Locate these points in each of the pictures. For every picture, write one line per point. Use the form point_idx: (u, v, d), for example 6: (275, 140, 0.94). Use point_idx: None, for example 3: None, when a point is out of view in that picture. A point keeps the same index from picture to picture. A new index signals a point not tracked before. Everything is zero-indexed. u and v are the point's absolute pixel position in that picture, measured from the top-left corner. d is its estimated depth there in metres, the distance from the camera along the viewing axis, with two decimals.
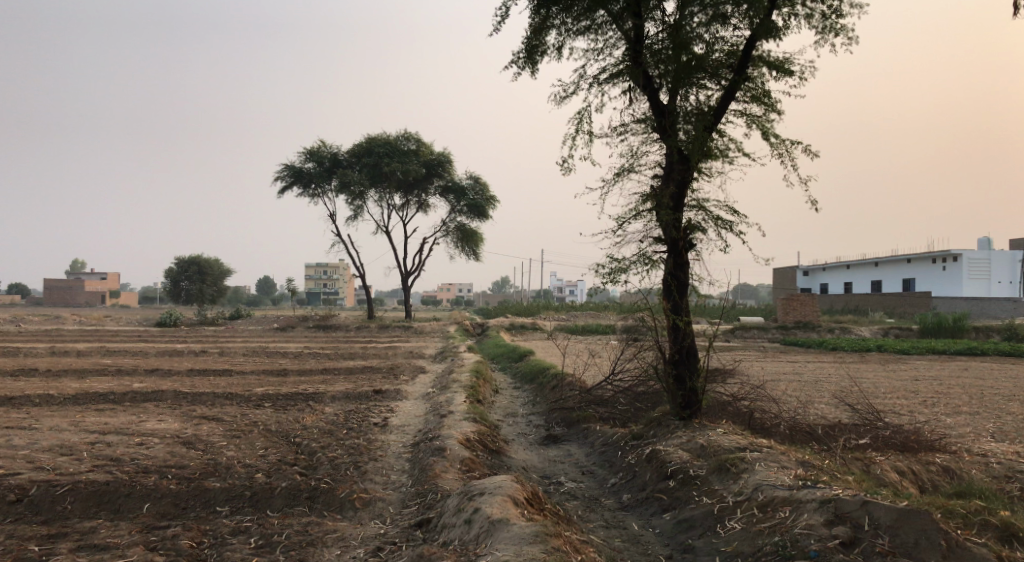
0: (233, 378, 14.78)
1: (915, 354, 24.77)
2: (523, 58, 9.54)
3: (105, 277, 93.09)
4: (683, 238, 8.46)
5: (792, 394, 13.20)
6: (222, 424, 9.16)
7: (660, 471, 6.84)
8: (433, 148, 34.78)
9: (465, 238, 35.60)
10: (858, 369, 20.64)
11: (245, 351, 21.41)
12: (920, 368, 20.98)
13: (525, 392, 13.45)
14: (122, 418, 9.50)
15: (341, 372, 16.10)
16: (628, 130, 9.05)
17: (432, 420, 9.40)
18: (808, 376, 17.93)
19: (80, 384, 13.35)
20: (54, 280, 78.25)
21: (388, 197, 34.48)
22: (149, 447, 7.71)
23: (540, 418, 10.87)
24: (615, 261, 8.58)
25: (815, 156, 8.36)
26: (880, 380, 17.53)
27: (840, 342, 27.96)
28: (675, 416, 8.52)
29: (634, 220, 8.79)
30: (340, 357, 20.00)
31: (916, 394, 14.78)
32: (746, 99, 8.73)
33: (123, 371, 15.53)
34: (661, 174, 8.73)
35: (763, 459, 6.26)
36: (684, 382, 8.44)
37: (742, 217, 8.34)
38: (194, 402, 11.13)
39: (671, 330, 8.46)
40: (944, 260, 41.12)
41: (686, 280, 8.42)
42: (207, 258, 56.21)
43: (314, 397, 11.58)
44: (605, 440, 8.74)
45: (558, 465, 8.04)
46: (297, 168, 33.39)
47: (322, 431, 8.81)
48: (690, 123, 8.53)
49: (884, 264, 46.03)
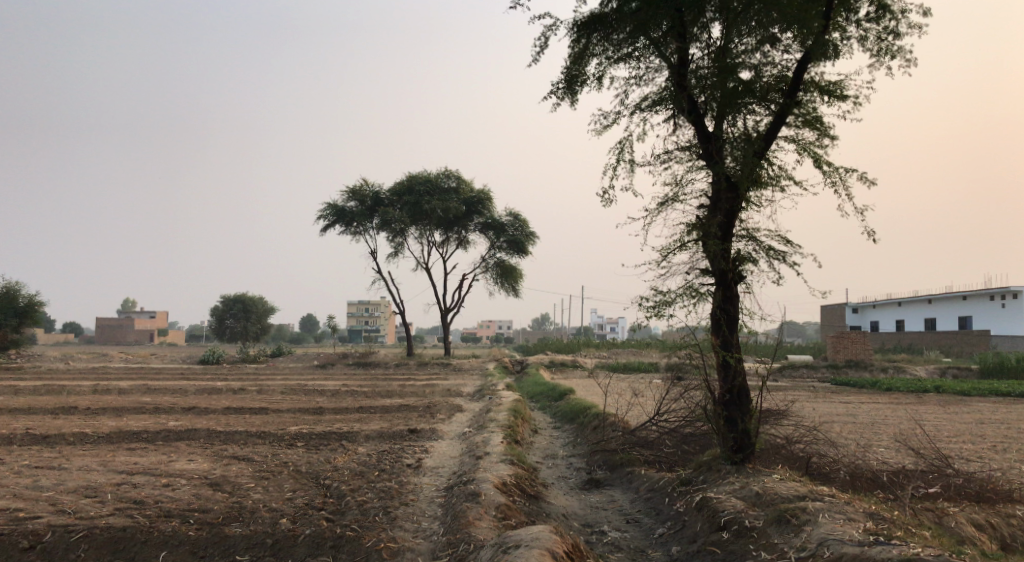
0: (268, 416, 14.62)
1: (977, 396, 23.45)
2: (562, 88, 9.35)
3: (154, 316, 95.54)
4: (732, 270, 8.03)
5: (849, 437, 12.44)
6: (251, 465, 8.90)
7: (712, 521, 6.26)
8: (472, 185, 34.86)
9: (505, 275, 35.41)
10: (917, 411, 19.56)
11: (282, 389, 21.36)
12: (986, 410, 19.77)
13: (564, 432, 12.96)
14: (152, 458, 9.33)
15: (377, 410, 15.86)
16: (672, 158, 8.77)
17: (467, 462, 8.99)
18: (864, 417, 17.00)
19: (116, 421, 13.32)
20: (107, 319, 80.82)
21: (428, 234, 34.59)
22: (174, 488, 7.48)
23: (581, 460, 10.38)
24: (659, 294, 8.21)
25: (873, 183, 7.91)
26: (942, 423, 16.50)
27: (894, 383, 26.71)
28: (726, 460, 7.95)
29: (679, 251, 8.43)
30: (377, 395, 19.74)
31: (983, 439, 13.83)
32: (798, 124, 8.33)
33: (161, 409, 15.50)
34: (707, 203, 8.37)
35: (828, 510, 5.65)
36: (736, 423, 7.89)
37: (796, 246, 7.88)
38: (227, 441, 10.93)
39: (721, 368, 7.95)
40: (1002, 297, 39.38)
41: (736, 314, 7.97)
42: (252, 296, 57.31)
43: (348, 436, 11.29)
44: (650, 486, 8.20)
45: (600, 513, 7.53)
46: (339, 207, 33.81)
47: (352, 472, 8.47)
48: (738, 150, 8.18)
49: (937, 301, 44.32)
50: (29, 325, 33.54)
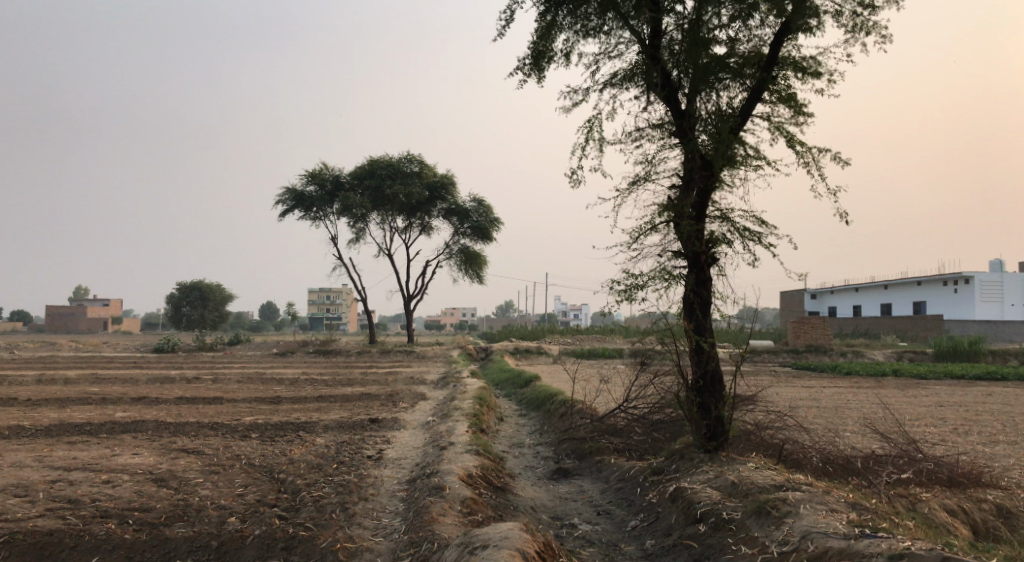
0: (222, 406, 14.01)
1: (933, 379, 23.87)
2: (529, 64, 8.95)
3: (107, 303, 92.55)
4: (706, 252, 7.77)
5: (816, 421, 12.37)
6: (201, 458, 8.38)
7: (688, 514, 5.99)
8: (436, 170, 34.24)
9: (469, 261, 34.94)
10: (878, 394, 19.77)
11: (240, 377, 20.65)
12: (944, 393, 20.08)
13: (531, 420, 12.66)
14: (93, 452, 8.73)
15: (338, 399, 15.34)
16: (643, 136, 8.49)
17: (431, 453, 8.61)
18: (828, 401, 17.08)
19: (58, 413, 12.57)
20: (58, 306, 78.13)
21: (391, 219, 33.91)
22: (113, 485, 6.94)
23: (548, 448, 10.09)
24: (630, 278, 7.92)
25: (846, 164, 7.72)
26: (904, 406, 16.64)
27: (854, 367, 27.07)
28: (699, 448, 7.72)
29: (651, 233, 8.15)
30: (337, 383, 19.19)
31: (945, 421, 13.94)
32: (772, 101, 8.08)
33: (109, 400, 14.77)
34: (680, 182, 8.10)
35: (808, 501, 5.42)
36: (709, 410, 7.65)
37: (771, 227, 7.64)
38: (177, 433, 10.35)
39: (694, 353, 7.70)
40: (955, 282, 40.30)
41: (709, 298, 7.73)
42: (210, 283, 55.79)
43: (305, 427, 10.79)
44: (621, 475, 7.93)
45: (570, 505, 7.23)
46: (298, 191, 32.89)
47: (309, 465, 8.01)
48: (711, 128, 7.92)
49: (893, 286, 45.23)
50: None
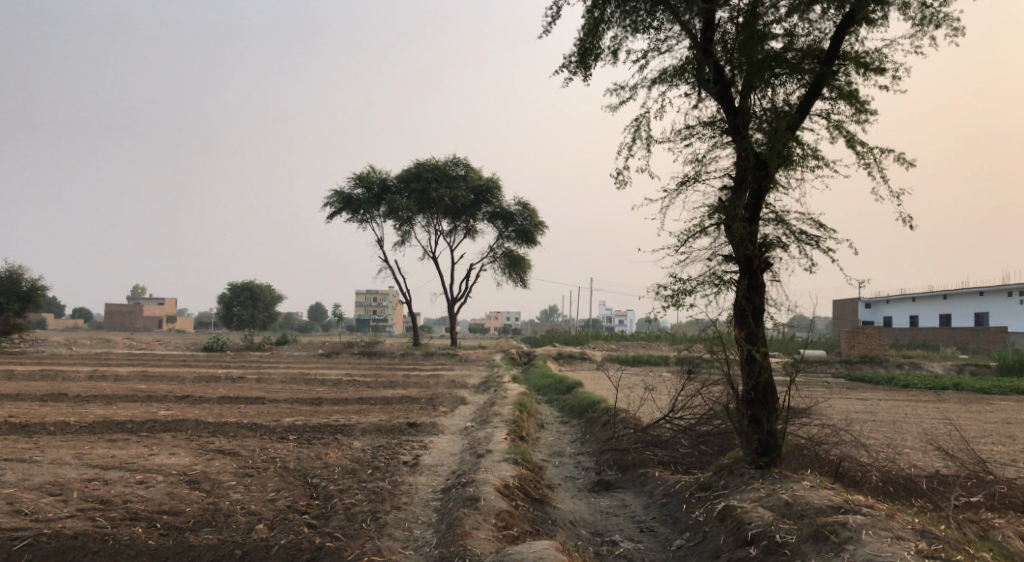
0: (264, 406, 14.04)
1: (998, 394, 22.65)
2: (575, 62, 8.66)
3: (164, 302, 95.38)
4: (759, 256, 7.35)
5: (875, 437, 11.71)
6: (236, 460, 8.30)
7: (737, 535, 5.58)
8: (481, 173, 34.12)
9: (513, 265, 34.73)
10: (939, 409, 18.79)
11: (283, 377, 20.81)
12: (1012, 409, 18.96)
13: (572, 428, 12.33)
14: (131, 451, 8.74)
15: (378, 401, 15.26)
16: (694, 135, 8.12)
17: (467, 461, 8.35)
18: (885, 415, 16.28)
19: (105, 410, 12.75)
20: (117, 305, 80.84)
21: (435, 222, 33.93)
22: (146, 486, 6.87)
23: (589, 459, 9.75)
24: (678, 282, 7.55)
25: (912, 165, 7.22)
26: (968, 422, 15.73)
27: (911, 379, 25.92)
28: (750, 464, 7.28)
29: (700, 236, 7.78)
30: (379, 385, 19.13)
31: (1014, 440, 13.09)
32: (833, 98, 7.61)
33: (154, 397, 14.97)
34: (732, 183, 7.71)
35: (872, 526, 4.96)
36: (761, 424, 7.19)
37: (830, 231, 7.17)
38: (216, 433, 10.33)
39: (746, 363, 7.27)
40: (1021, 293, 38.39)
41: (762, 305, 7.30)
42: (260, 284, 56.88)
43: (343, 429, 10.67)
44: (665, 490, 7.54)
45: (611, 520, 6.88)
46: (346, 194, 33.20)
47: (343, 470, 7.84)
48: (766, 126, 7.50)
49: (953, 296, 43.36)
50: (32, 309, 33.10)
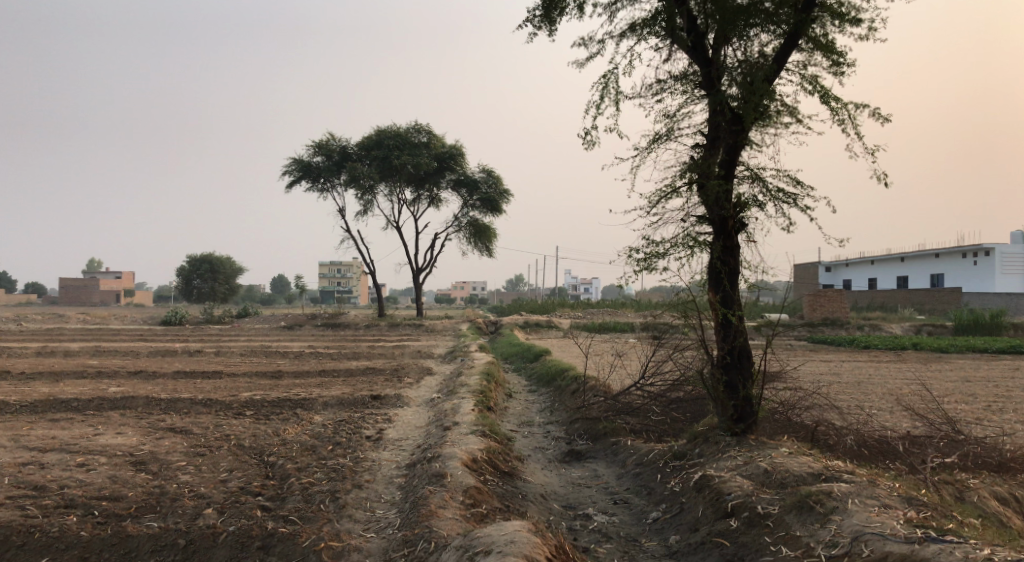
0: (221, 381, 13.46)
1: (955, 353, 23.08)
2: (539, 16, 8.17)
3: (120, 276, 92.50)
4: (734, 217, 7.06)
5: (843, 398, 11.70)
6: (187, 439, 7.82)
7: (717, 506, 5.34)
8: (444, 140, 33.39)
9: (478, 233, 34.21)
10: (901, 369, 19.02)
11: (243, 351, 20.12)
12: (969, 368, 19.34)
13: (541, 397, 12.07)
14: (73, 431, 8.18)
15: (341, 373, 14.79)
16: (666, 90, 7.76)
17: (433, 434, 7.99)
18: (850, 377, 16.38)
19: (49, 388, 12.05)
20: (70, 279, 78.23)
21: (399, 191, 33.14)
22: (86, 469, 6.38)
23: (559, 428, 9.48)
24: (650, 245, 7.24)
25: (890, 120, 6.97)
26: (931, 381, 15.94)
27: (872, 340, 26.30)
28: (725, 431, 7.07)
29: (672, 196, 7.47)
30: (343, 356, 18.64)
31: (976, 398, 13.23)
32: (809, 50, 7.29)
33: (105, 373, 14.27)
34: (705, 141, 7.38)
35: (857, 494, 4.75)
36: (737, 390, 6.96)
37: (807, 189, 6.90)
38: (168, 410, 9.80)
39: (720, 327, 7.02)
40: (975, 255, 39.25)
41: (737, 267, 7.03)
42: (220, 256, 55.34)
43: (304, 404, 10.22)
44: (638, 459, 7.30)
45: (585, 492, 6.61)
46: (305, 162, 32.16)
47: (302, 447, 7.42)
48: (740, 79, 7.15)
49: (909, 259, 44.21)
50: None
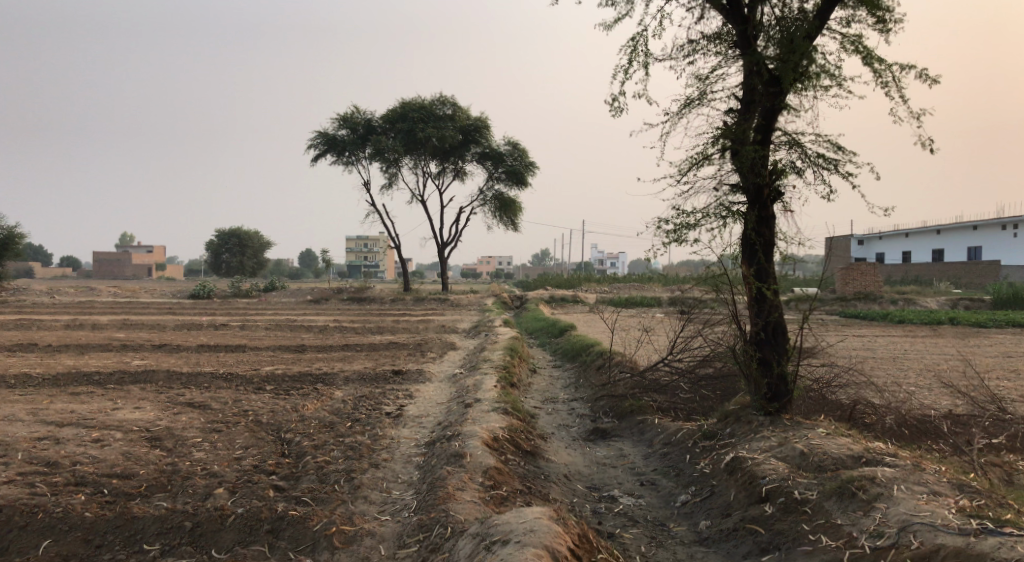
0: (244, 355, 13.41)
1: (994, 328, 22.31)
2: None
3: (152, 251, 93.89)
4: (769, 185, 6.65)
5: (879, 375, 11.27)
6: (205, 414, 7.70)
7: (749, 490, 5.05)
8: (469, 112, 32.91)
9: (503, 207, 33.83)
10: (937, 344, 18.40)
11: (268, 325, 20.10)
12: (1010, 343, 18.67)
13: (566, 372, 11.81)
14: (93, 406, 8.12)
15: (363, 348, 14.66)
16: (698, 51, 7.32)
17: (454, 411, 7.79)
18: (886, 352, 15.85)
19: (74, 361, 12.08)
20: (104, 254, 79.78)
21: (423, 164, 32.82)
22: (101, 445, 6.28)
23: (583, 405, 9.23)
24: (681, 216, 6.88)
25: (939, 80, 6.48)
26: (970, 356, 15.37)
27: (907, 314, 25.56)
28: (758, 410, 6.74)
29: (705, 164, 7.07)
30: (367, 330, 18.55)
31: (1018, 374, 12.68)
32: (852, 5, 6.78)
33: (130, 347, 14.29)
34: (741, 105, 6.95)
35: (904, 479, 4.40)
36: (771, 366, 6.62)
37: (850, 154, 6.47)
38: (188, 384, 9.73)
39: (754, 302, 6.66)
40: (1014, 227, 37.92)
41: (773, 239, 6.65)
42: (248, 230, 55.70)
43: (324, 378, 10.09)
44: (666, 439, 7.01)
45: (610, 473, 6.36)
46: (330, 135, 31.95)
47: (320, 424, 7.26)
48: (777, 38, 6.69)
49: (946, 232, 42.90)
50: (9, 258, 32.12)
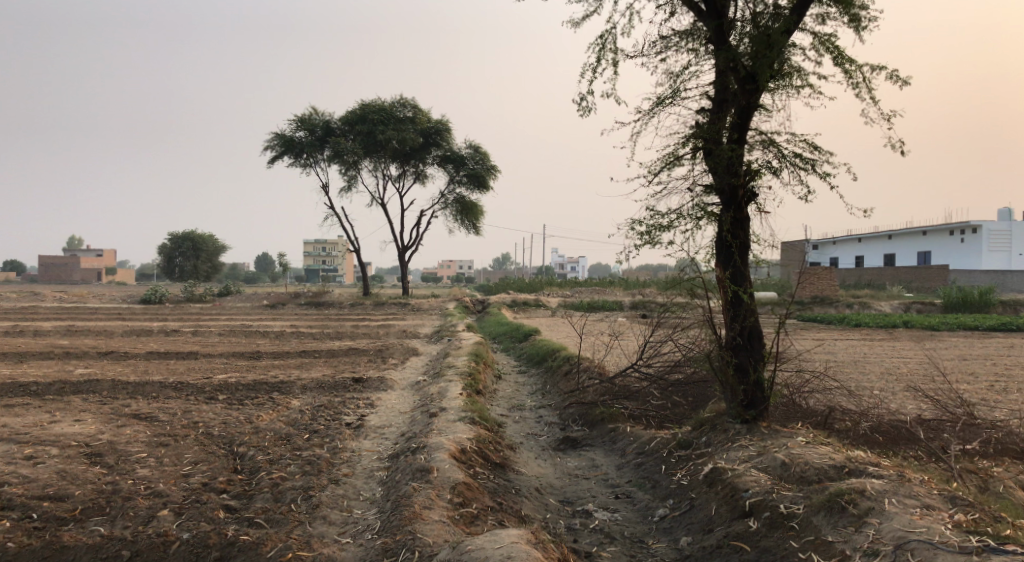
0: (196, 363, 12.79)
1: (946, 331, 22.81)
2: None
3: (101, 255, 90.81)
4: (744, 185, 6.47)
5: (845, 379, 11.26)
6: (151, 427, 7.20)
7: (732, 503, 4.83)
8: (430, 115, 32.51)
9: (465, 211, 33.47)
10: (895, 347, 18.68)
11: (222, 330, 19.38)
12: (964, 346, 19.04)
13: (532, 378, 11.55)
14: (28, 419, 7.53)
15: (322, 354, 14.15)
16: (671, 48, 7.15)
17: (419, 420, 7.45)
18: (846, 356, 15.99)
19: (11, 371, 11.33)
20: (51, 257, 76.94)
21: (383, 166, 32.27)
22: (33, 463, 5.76)
23: (551, 412, 8.96)
24: (654, 217, 6.68)
25: (913, 80, 6.40)
26: (928, 359, 15.58)
27: (863, 318, 26.01)
28: (734, 417, 6.55)
29: (678, 164, 6.88)
30: (326, 336, 18.00)
31: (976, 377, 12.85)
32: (827, 3, 6.67)
33: (73, 355, 13.53)
34: (715, 103, 6.78)
35: (894, 492, 4.23)
36: (747, 373, 6.43)
37: (826, 154, 6.34)
38: (134, 394, 9.17)
39: (730, 306, 6.48)
40: (962, 232, 39.12)
41: (748, 241, 6.49)
42: (202, 233, 54.23)
43: (281, 387, 9.62)
44: (639, 448, 6.78)
45: (583, 485, 6.10)
46: (288, 137, 31.18)
47: (276, 436, 6.84)
48: (751, 34, 6.54)
49: (897, 237, 44.06)
50: None
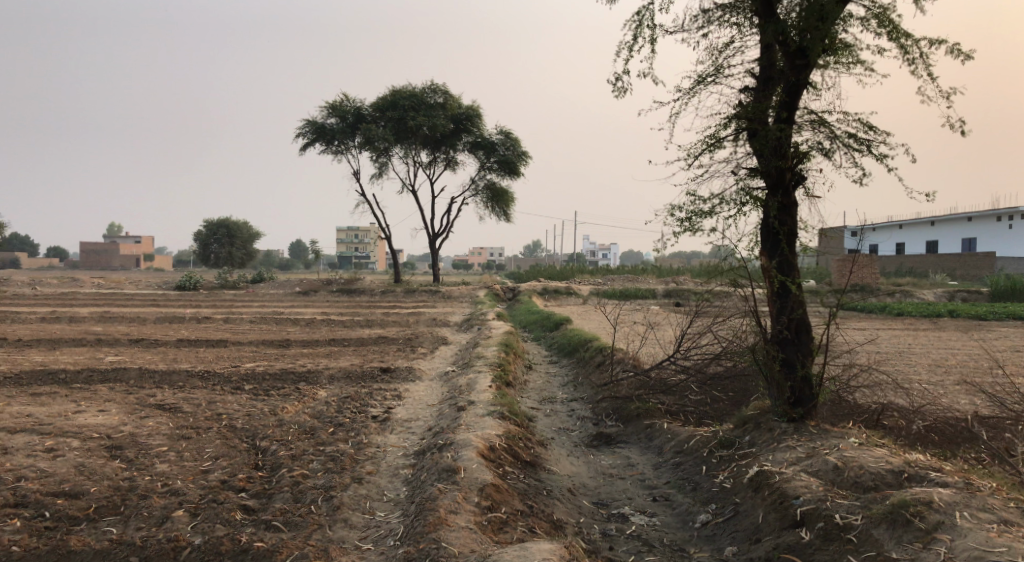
0: (225, 351, 12.69)
1: (995, 321, 21.88)
2: None
3: (140, 242, 92.52)
4: (792, 168, 6.03)
5: (891, 372, 10.73)
6: (174, 419, 7.04)
7: (781, 510, 4.47)
8: (460, 101, 32.14)
9: (496, 198, 33.13)
10: (941, 338, 17.94)
11: (253, 318, 19.37)
12: (1016, 336, 18.22)
13: (563, 369, 11.22)
14: (53, 409, 7.44)
15: (351, 342, 13.98)
16: (713, 22, 6.71)
17: (446, 414, 7.18)
18: (890, 346, 15.35)
19: (43, 358, 11.33)
20: (92, 244, 78.58)
21: (414, 153, 32.07)
22: (53, 456, 5.62)
23: (583, 406, 8.64)
24: (694, 202, 6.29)
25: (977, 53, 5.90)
26: (977, 351, 14.89)
27: (906, 307, 25.13)
28: (780, 415, 6.16)
29: (720, 146, 6.47)
30: (355, 324, 17.84)
31: None
32: None
33: (106, 342, 13.53)
34: (761, 80, 6.33)
35: (965, 504, 3.85)
36: (794, 368, 6.03)
37: (882, 134, 5.88)
38: (161, 384, 9.06)
39: (777, 295, 6.07)
40: (1010, 218, 37.62)
41: (796, 227, 6.07)
42: (237, 220, 54.71)
43: (307, 377, 9.44)
44: (677, 447, 6.43)
45: (618, 486, 5.78)
46: (319, 124, 31.14)
47: (300, 430, 6.63)
48: (801, 5, 6.08)
49: (940, 223, 42.59)
50: None
